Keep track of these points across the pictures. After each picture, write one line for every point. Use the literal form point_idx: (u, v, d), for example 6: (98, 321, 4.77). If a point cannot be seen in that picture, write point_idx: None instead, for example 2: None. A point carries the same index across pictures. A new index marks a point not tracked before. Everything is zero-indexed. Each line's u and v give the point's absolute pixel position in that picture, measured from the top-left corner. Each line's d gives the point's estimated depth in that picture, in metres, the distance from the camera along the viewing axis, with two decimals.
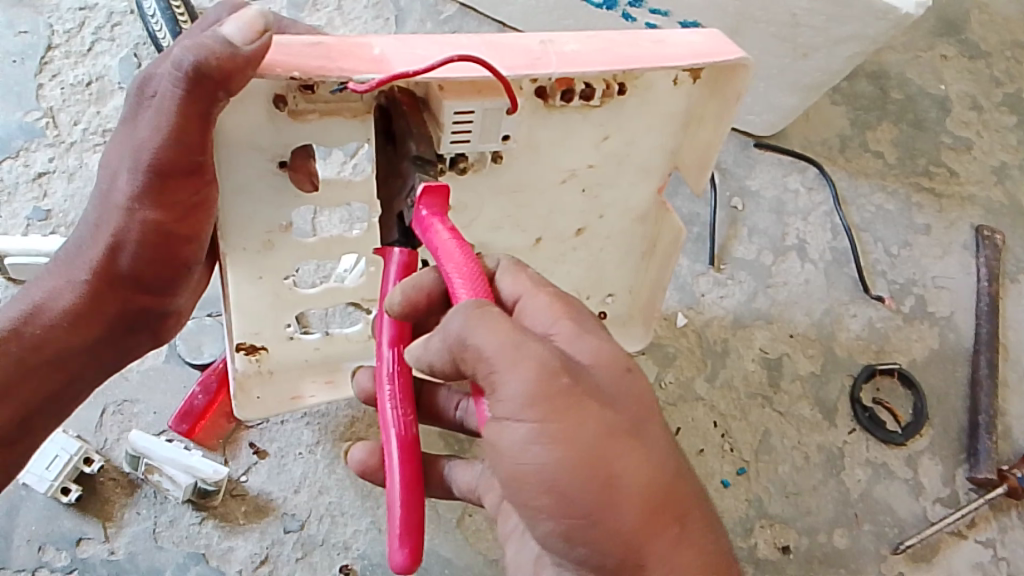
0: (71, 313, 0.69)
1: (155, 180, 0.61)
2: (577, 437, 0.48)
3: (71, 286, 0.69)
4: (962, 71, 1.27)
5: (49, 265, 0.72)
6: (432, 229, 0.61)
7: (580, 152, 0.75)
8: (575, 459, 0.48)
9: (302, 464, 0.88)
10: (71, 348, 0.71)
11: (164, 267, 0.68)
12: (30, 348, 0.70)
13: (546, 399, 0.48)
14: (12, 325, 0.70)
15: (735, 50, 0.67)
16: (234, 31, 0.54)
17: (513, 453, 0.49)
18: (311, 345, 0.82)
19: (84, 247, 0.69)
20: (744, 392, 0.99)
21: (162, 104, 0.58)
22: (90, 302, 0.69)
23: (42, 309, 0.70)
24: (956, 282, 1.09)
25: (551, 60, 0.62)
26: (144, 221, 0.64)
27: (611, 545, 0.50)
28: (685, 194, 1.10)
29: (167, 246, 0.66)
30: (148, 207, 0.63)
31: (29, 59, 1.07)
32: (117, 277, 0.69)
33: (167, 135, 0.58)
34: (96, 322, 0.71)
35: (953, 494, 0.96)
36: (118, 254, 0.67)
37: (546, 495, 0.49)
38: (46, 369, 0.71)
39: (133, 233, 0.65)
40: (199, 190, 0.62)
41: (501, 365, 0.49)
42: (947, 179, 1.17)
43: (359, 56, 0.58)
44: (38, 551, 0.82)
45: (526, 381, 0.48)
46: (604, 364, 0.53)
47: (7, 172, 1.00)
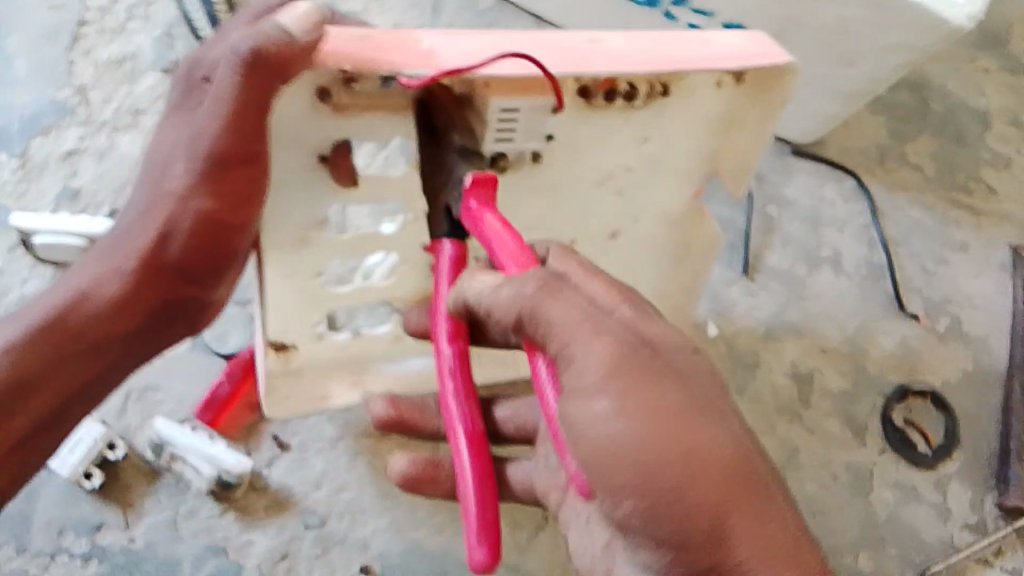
0: (116, 302, 0.68)
1: (215, 171, 0.61)
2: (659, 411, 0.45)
3: (115, 275, 0.68)
4: (1004, 85, 1.25)
5: (91, 253, 0.72)
6: (483, 222, 0.60)
7: (620, 154, 0.73)
8: (651, 430, 0.44)
9: (323, 459, 0.88)
10: (112, 334, 0.70)
11: (212, 259, 0.67)
12: (72, 335, 0.69)
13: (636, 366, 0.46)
14: (53, 313, 0.69)
15: (779, 54, 0.66)
16: (291, 21, 0.55)
17: (594, 426, 0.45)
18: (339, 343, 0.80)
19: (130, 234, 0.68)
20: (772, 406, 0.97)
21: (218, 92, 0.58)
22: (134, 290, 0.68)
23: (84, 297, 0.69)
24: (991, 301, 1.07)
25: (598, 60, 0.61)
26: (198, 211, 0.64)
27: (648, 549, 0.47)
28: (720, 200, 1.08)
29: (217, 236, 0.65)
30: (202, 197, 0.63)
31: (62, 35, 1.06)
32: (162, 265, 0.68)
33: (226, 123, 0.58)
34: (138, 312, 0.70)
35: (981, 519, 0.94)
36: (167, 242, 0.66)
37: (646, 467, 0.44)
38: (83, 357, 0.69)
39: (185, 222, 0.64)
40: (255, 179, 0.61)
41: (578, 330, 0.47)
42: (986, 196, 1.15)
43: (408, 50, 0.57)
44: (57, 536, 0.81)
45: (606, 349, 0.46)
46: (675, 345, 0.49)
47: (37, 150, 0.99)
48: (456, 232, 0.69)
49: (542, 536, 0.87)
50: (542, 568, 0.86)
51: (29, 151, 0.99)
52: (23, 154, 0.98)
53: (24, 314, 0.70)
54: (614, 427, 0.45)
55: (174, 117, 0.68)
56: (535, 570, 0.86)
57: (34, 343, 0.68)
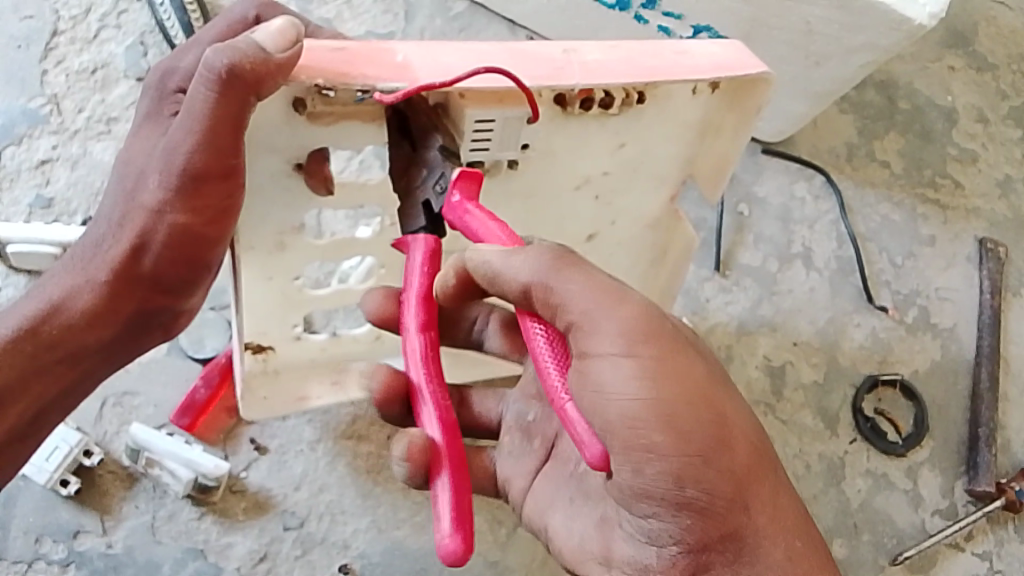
0: (90, 313, 0.69)
1: (188, 184, 0.61)
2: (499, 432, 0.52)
3: (89, 285, 0.68)
4: (969, 83, 1.27)
5: (65, 261, 0.71)
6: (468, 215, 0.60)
7: (595, 158, 0.74)
8: (676, 399, 0.50)
9: (303, 461, 0.88)
10: (87, 344, 0.70)
11: (186, 268, 0.68)
12: (45, 345, 0.69)
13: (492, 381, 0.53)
14: (27, 322, 0.69)
15: (756, 64, 0.66)
16: (266, 39, 0.55)
17: (620, 390, 0.50)
18: (318, 345, 0.81)
19: (103, 245, 0.68)
20: (746, 399, 0.99)
21: (195, 106, 0.58)
22: (108, 301, 0.68)
23: (59, 307, 0.69)
24: (958, 293, 1.09)
25: (574, 71, 0.61)
26: (173, 223, 0.64)
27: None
28: (692, 199, 1.09)
29: (192, 246, 0.65)
30: (177, 210, 0.63)
31: (34, 44, 1.06)
32: (137, 276, 0.68)
33: (201, 137, 0.58)
34: (113, 321, 0.70)
35: (951, 505, 0.96)
36: (142, 254, 0.66)
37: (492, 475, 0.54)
38: (57, 366, 0.70)
39: (161, 233, 0.64)
40: (230, 192, 0.61)
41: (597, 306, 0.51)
42: (953, 191, 1.17)
43: (382, 62, 0.57)
44: (35, 542, 0.81)
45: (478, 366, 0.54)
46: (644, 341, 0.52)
47: (10, 159, 0.99)
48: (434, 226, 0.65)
49: (522, 532, 0.88)
50: (522, 564, 0.87)
51: (2, 160, 0.99)
52: None
53: None
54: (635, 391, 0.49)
55: (148, 127, 0.70)
56: (515, 566, 0.86)
57: (7, 354, 0.69)
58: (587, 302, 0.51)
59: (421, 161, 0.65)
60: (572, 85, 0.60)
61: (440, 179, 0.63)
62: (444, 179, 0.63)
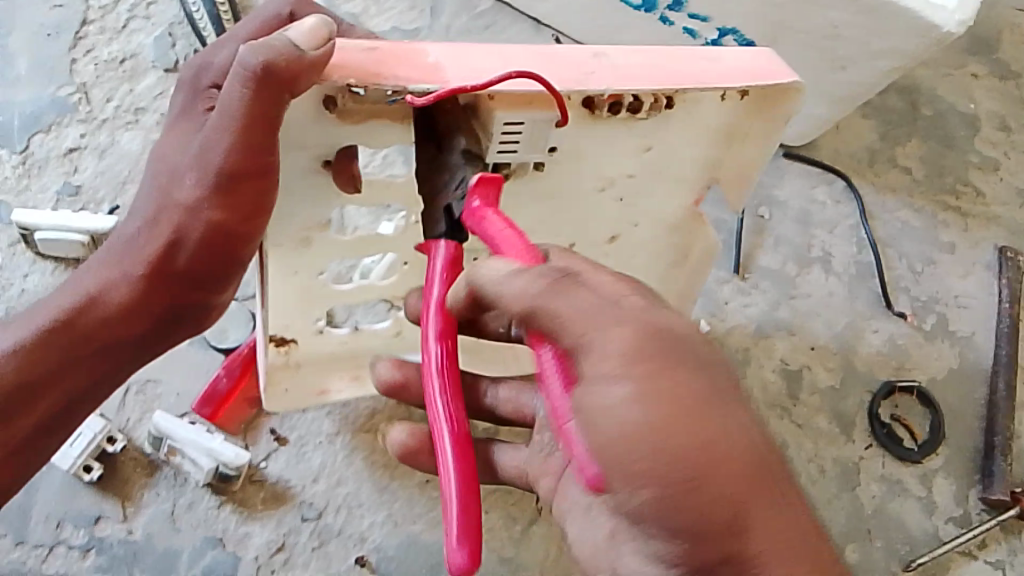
0: (125, 306, 0.69)
1: (225, 182, 0.62)
2: (683, 393, 0.47)
3: (124, 280, 0.69)
4: (992, 90, 1.27)
5: (99, 256, 0.72)
6: (484, 220, 0.59)
7: (622, 162, 0.74)
8: (665, 407, 0.47)
9: (321, 453, 0.88)
10: (121, 339, 0.71)
11: (220, 265, 0.68)
12: (81, 338, 0.70)
13: (644, 351, 0.47)
14: (63, 315, 0.70)
15: (787, 72, 0.67)
16: (299, 37, 0.56)
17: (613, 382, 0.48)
18: (339, 338, 0.82)
19: (138, 240, 0.69)
20: (763, 402, 0.99)
21: (229, 104, 0.58)
22: (143, 295, 0.69)
23: (96, 300, 0.70)
24: (977, 302, 1.09)
25: (603, 75, 0.62)
26: (209, 221, 0.64)
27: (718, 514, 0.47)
28: (713, 201, 1.10)
29: (226, 245, 0.66)
30: (211, 208, 0.63)
31: (64, 33, 1.07)
32: (172, 272, 0.69)
33: (235, 136, 0.59)
34: (147, 315, 0.71)
35: (965, 513, 0.96)
36: (177, 250, 0.67)
37: (652, 458, 0.46)
38: (92, 359, 0.71)
39: (196, 231, 0.65)
40: (265, 190, 0.61)
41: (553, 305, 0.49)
42: (973, 199, 1.17)
43: (414, 63, 0.58)
44: (56, 527, 0.82)
45: (623, 336, 0.48)
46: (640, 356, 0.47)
47: (38, 146, 1.00)
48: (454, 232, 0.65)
49: (536, 529, 0.88)
50: (536, 562, 0.87)
51: (30, 147, 1.00)
52: (24, 150, 0.99)
53: (33, 316, 0.71)
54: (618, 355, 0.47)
55: (181, 125, 0.70)
56: (529, 563, 0.87)
57: (42, 345, 0.69)
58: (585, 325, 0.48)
59: (444, 165, 0.65)
60: (601, 90, 0.61)
61: (461, 185, 0.64)
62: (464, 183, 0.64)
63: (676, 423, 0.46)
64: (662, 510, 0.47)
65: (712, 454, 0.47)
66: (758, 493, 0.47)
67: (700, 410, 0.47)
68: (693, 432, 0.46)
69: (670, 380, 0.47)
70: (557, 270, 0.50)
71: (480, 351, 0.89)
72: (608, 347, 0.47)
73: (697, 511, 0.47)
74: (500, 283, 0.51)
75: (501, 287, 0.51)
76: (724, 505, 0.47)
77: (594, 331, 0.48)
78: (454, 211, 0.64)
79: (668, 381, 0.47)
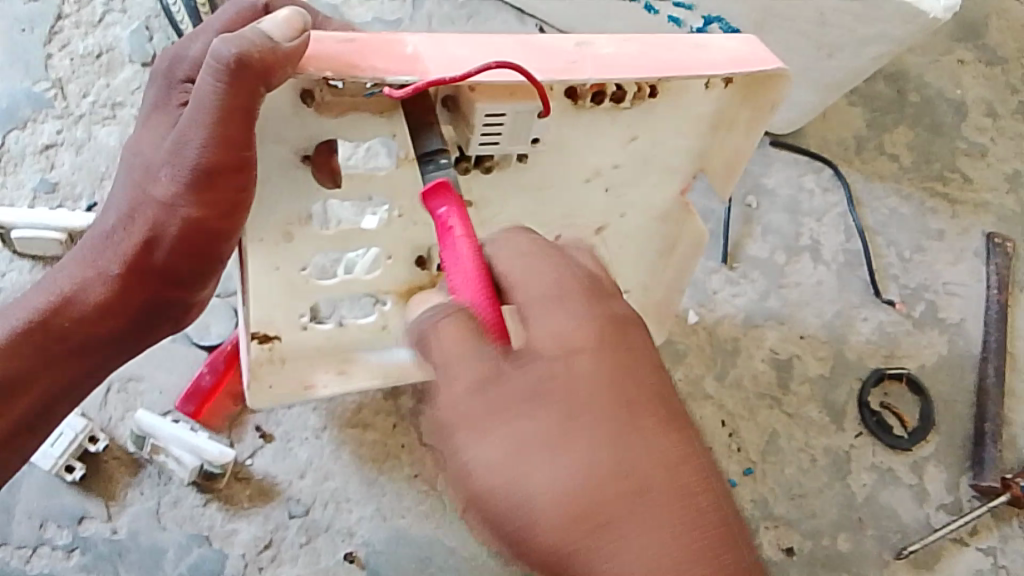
0: (101, 306, 0.69)
1: (201, 178, 0.60)
2: (606, 411, 0.49)
3: (101, 278, 0.68)
4: (979, 76, 1.26)
5: (73, 254, 0.71)
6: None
7: (607, 153, 0.74)
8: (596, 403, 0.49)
9: (308, 449, 0.88)
10: (98, 338, 0.70)
11: (198, 263, 0.67)
12: (57, 337, 0.69)
13: (572, 365, 0.50)
14: (39, 315, 0.69)
15: (772, 60, 0.66)
16: (274, 29, 0.55)
17: (561, 383, 0.49)
18: (323, 333, 0.81)
19: (113, 238, 0.67)
20: (752, 392, 0.98)
21: (204, 97, 0.57)
22: (120, 294, 0.68)
23: (72, 300, 0.69)
24: (966, 289, 1.09)
25: (586, 66, 0.61)
26: (185, 217, 0.63)
27: (622, 506, 0.48)
28: (701, 190, 1.09)
29: (204, 242, 0.65)
30: (188, 205, 0.62)
31: (39, 27, 1.05)
32: (150, 270, 0.68)
33: (210, 130, 0.58)
34: (126, 313, 0.70)
35: (956, 500, 0.96)
36: (154, 247, 0.66)
37: (597, 446, 0.48)
38: (69, 357, 0.70)
39: (172, 227, 0.64)
40: (242, 185, 0.61)
41: (547, 305, 0.52)
42: (962, 185, 1.16)
43: (392, 54, 0.56)
44: (39, 528, 0.81)
45: (592, 323, 0.51)
46: (589, 335, 0.51)
47: (14, 142, 0.98)
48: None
49: None
50: None
51: (7, 144, 0.98)
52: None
53: (8, 315, 0.70)
54: (571, 344, 0.50)
55: (156, 119, 0.69)
56: None
57: (18, 347, 0.68)
58: (544, 292, 0.52)
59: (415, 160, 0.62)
60: (585, 80, 0.60)
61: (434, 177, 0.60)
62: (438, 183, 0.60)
63: (613, 437, 0.49)
64: (569, 541, 0.48)
65: (629, 447, 0.49)
66: (648, 502, 0.48)
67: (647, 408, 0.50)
68: (621, 415, 0.49)
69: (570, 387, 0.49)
70: (540, 241, 0.55)
71: None
72: (464, 371, 0.49)
73: (598, 536, 0.47)
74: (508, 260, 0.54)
75: (500, 262, 0.54)
76: (634, 518, 0.47)
77: (542, 331, 0.51)
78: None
79: (586, 391, 0.49)
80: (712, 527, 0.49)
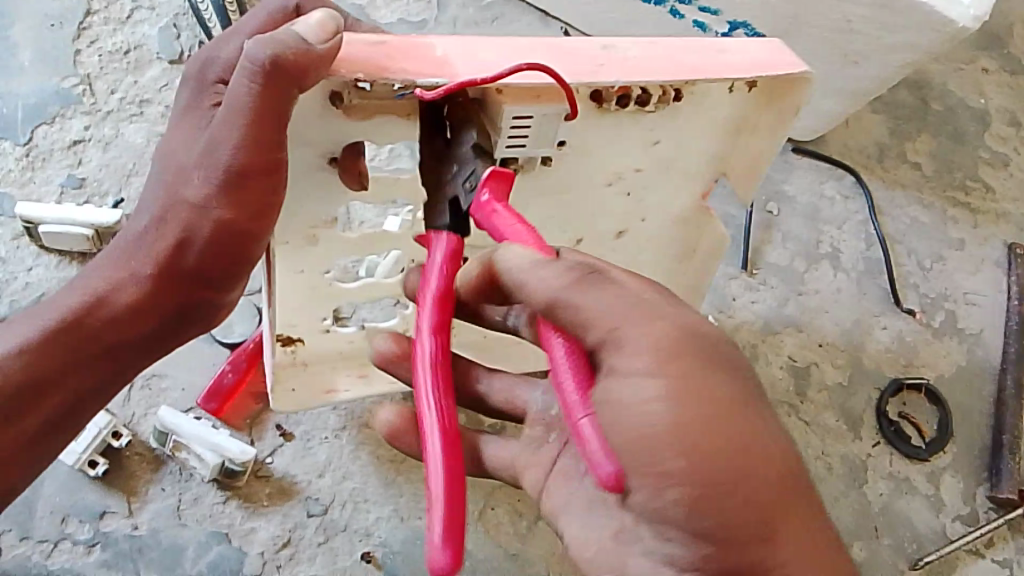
0: (133, 305, 0.69)
1: (233, 180, 0.61)
2: (712, 392, 0.48)
3: (133, 279, 0.68)
4: (1003, 85, 1.26)
5: (105, 254, 0.72)
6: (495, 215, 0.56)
7: (631, 156, 0.74)
8: (679, 401, 0.48)
9: (327, 448, 0.88)
10: (129, 340, 0.71)
11: (228, 264, 0.67)
12: (88, 337, 0.69)
13: (678, 353, 0.49)
14: (70, 314, 0.69)
15: (795, 63, 0.66)
16: (308, 31, 0.55)
17: (638, 406, 0.48)
18: (346, 338, 0.81)
19: (145, 239, 0.68)
20: (770, 399, 0.98)
21: (237, 99, 0.58)
22: (151, 294, 0.69)
23: (102, 300, 0.69)
24: (986, 299, 1.08)
25: (613, 68, 0.61)
26: (217, 219, 0.63)
27: (750, 508, 0.48)
28: (721, 196, 1.09)
29: (235, 244, 0.65)
30: (220, 207, 0.63)
31: (68, 23, 1.06)
32: (180, 270, 0.68)
33: (245, 133, 0.58)
34: (156, 313, 0.70)
35: (972, 511, 0.96)
36: (186, 249, 0.66)
37: (677, 455, 0.47)
38: (99, 358, 0.71)
39: (204, 229, 0.64)
40: (274, 189, 0.61)
41: (628, 329, 0.49)
42: (983, 195, 1.16)
43: (423, 57, 0.57)
44: (61, 522, 0.82)
45: (654, 336, 0.49)
46: (671, 352, 0.48)
47: (42, 138, 0.99)
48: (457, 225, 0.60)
49: (542, 526, 0.88)
50: (542, 558, 0.86)
51: (35, 139, 0.99)
52: (28, 142, 0.99)
53: (38, 315, 0.70)
54: (651, 366, 0.48)
55: (187, 120, 0.70)
56: (535, 560, 0.86)
57: (48, 346, 0.69)
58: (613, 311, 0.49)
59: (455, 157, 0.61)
60: (612, 83, 0.60)
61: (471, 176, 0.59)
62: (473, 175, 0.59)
63: (713, 442, 0.47)
64: (688, 515, 0.48)
65: (709, 453, 0.47)
66: (785, 515, 0.49)
67: (735, 426, 0.48)
68: (705, 410, 0.48)
69: (714, 388, 0.48)
70: (580, 266, 0.50)
71: (489, 344, 0.88)
72: (640, 346, 0.48)
73: (714, 520, 0.48)
74: (526, 273, 0.50)
75: (527, 278, 0.50)
76: (752, 505, 0.48)
77: (629, 327, 0.49)
78: (462, 203, 0.59)
79: (692, 390, 0.48)
80: (814, 556, 0.50)
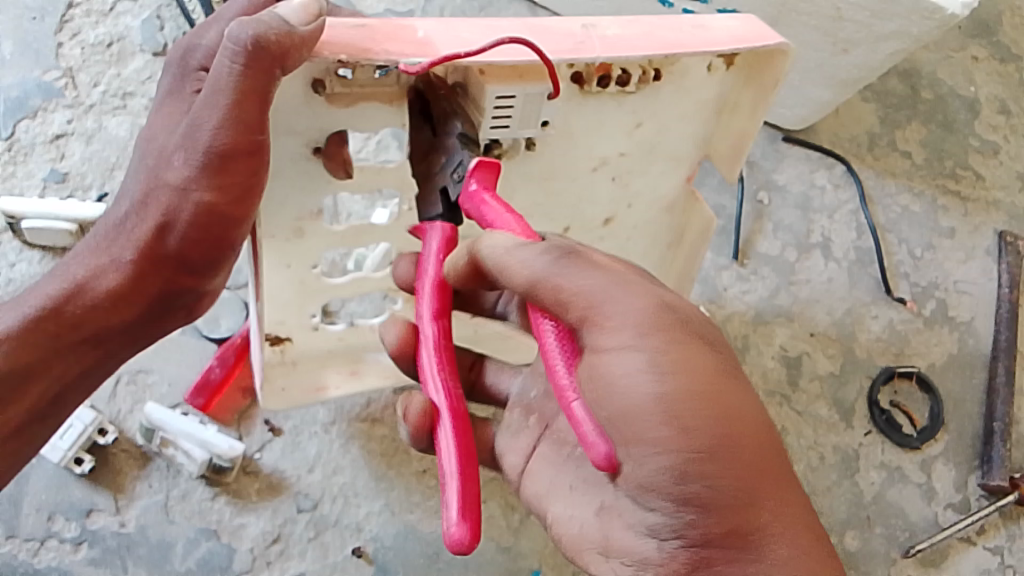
0: (114, 294, 0.68)
1: (215, 161, 0.60)
2: (710, 364, 0.46)
3: (114, 266, 0.67)
4: (992, 73, 1.25)
5: (86, 243, 0.70)
6: (485, 204, 0.57)
7: (614, 140, 0.73)
8: (692, 388, 0.45)
9: (316, 443, 0.87)
10: (110, 327, 0.70)
11: (212, 250, 0.66)
12: (69, 326, 0.69)
13: (671, 321, 0.47)
14: (49, 303, 0.68)
15: (774, 35, 0.65)
16: (289, 13, 0.55)
17: (630, 376, 0.46)
18: (335, 334, 0.80)
19: (127, 225, 0.67)
20: (762, 389, 0.98)
21: (219, 79, 0.56)
22: (133, 282, 0.68)
23: (83, 288, 0.68)
24: (977, 287, 1.08)
25: (595, 45, 0.60)
26: (198, 202, 0.62)
27: (733, 475, 0.45)
28: (712, 185, 1.08)
29: (217, 228, 0.64)
30: (202, 189, 0.62)
31: (49, 15, 1.05)
32: (163, 256, 0.67)
33: (226, 113, 0.57)
34: (138, 301, 0.69)
35: (965, 499, 0.96)
36: (167, 234, 0.65)
37: (670, 421, 0.45)
38: (81, 346, 0.70)
39: (185, 213, 0.63)
40: (255, 170, 0.60)
41: (613, 294, 0.47)
42: (974, 183, 1.16)
43: (403, 39, 0.56)
44: (47, 520, 0.81)
45: (647, 308, 0.47)
46: (654, 321, 0.47)
47: (24, 132, 0.98)
48: (451, 215, 0.67)
49: (534, 520, 0.87)
50: (534, 551, 0.86)
51: (17, 133, 0.98)
52: (9, 137, 0.97)
53: (19, 303, 0.69)
54: (634, 337, 0.46)
55: (169, 106, 0.68)
56: (528, 554, 0.86)
57: (28, 334, 0.68)
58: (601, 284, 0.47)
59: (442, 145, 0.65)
60: (594, 58, 0.59)
61: (458, 167, 0.63)
62: (461, 166, 0.63)
63: (698, 395, 0.45)
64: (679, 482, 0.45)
65: (707, 398, 0.45)
66: (771, 481, 0.46)
67: (725, 391, 0.46)
68: (703, 384, 0.46)
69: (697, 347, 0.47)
70: (563, 246, 0.50)
71: (485, 339, 0.86)
72: (629, 309, 0.47)
73: (711, 484, 0.45)
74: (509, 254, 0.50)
75: (511, 258, 0.50)
76: (754, 474, 0.45)
77: (612, 295, 0.47)
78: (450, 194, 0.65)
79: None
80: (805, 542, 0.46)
